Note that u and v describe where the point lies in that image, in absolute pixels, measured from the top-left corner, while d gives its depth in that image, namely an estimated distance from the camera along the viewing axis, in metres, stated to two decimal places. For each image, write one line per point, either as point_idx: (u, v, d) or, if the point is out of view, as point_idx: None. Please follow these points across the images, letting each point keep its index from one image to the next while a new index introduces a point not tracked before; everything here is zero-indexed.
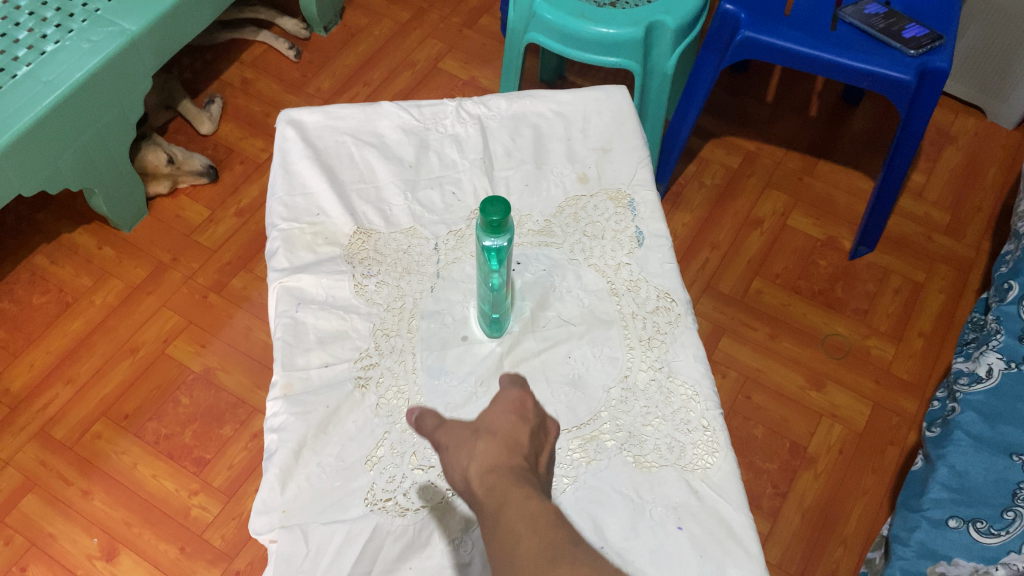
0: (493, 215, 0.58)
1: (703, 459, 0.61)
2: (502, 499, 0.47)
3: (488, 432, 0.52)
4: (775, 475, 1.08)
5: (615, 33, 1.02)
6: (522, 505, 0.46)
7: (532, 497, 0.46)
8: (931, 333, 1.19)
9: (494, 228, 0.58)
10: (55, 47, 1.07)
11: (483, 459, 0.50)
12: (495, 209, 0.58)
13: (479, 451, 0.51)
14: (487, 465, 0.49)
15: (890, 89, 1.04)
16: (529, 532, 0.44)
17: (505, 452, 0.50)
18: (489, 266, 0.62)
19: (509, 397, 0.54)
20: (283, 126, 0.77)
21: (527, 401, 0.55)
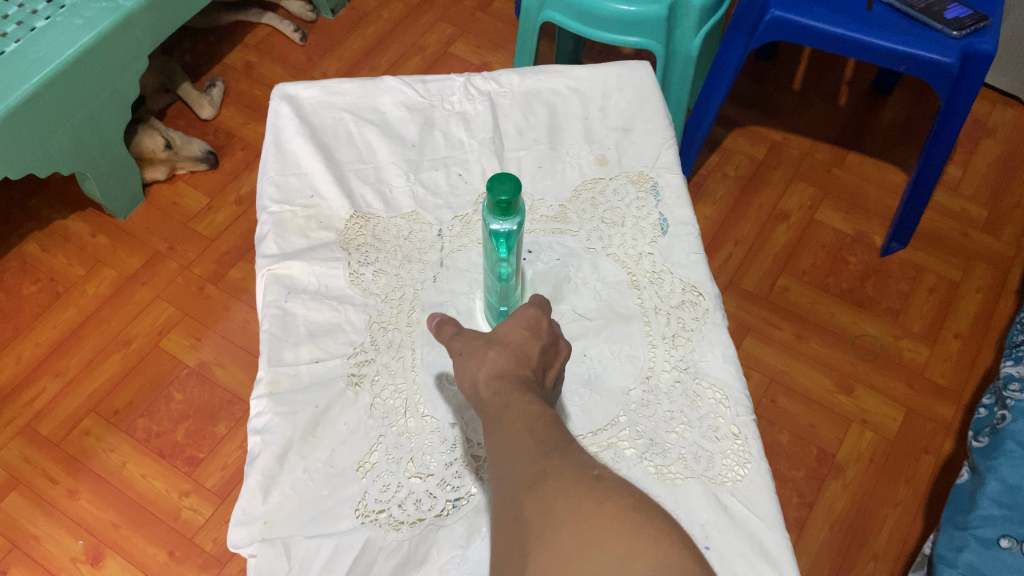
0: (497, 193, 0.52)
1: (734, 471, 0.55)
2: (504, 404, 0.47)
3: (500, 342, 0.51)
4: (801, 484, 1.01)
5: (636, 11, 0.96)
6: (521, 408, 0.46)
7: (533, 403, 0.47)
8: (967, 335, 1.12)
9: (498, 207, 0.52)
10: (46, 23, 1.02)
11: (491, 367, 0.50)
12: (504, 187, 0.52)
13: (489, 359, 0.51)
14: (494, 371, 0.49)
15: (929, 73, 0.98)
16: (526, 429, 0.45)
17: (514, 360, 0.50)
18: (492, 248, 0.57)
19: (525, 312, 0.53)
20: (276, 101, 0.71)
21: (545, 318, 0.53)
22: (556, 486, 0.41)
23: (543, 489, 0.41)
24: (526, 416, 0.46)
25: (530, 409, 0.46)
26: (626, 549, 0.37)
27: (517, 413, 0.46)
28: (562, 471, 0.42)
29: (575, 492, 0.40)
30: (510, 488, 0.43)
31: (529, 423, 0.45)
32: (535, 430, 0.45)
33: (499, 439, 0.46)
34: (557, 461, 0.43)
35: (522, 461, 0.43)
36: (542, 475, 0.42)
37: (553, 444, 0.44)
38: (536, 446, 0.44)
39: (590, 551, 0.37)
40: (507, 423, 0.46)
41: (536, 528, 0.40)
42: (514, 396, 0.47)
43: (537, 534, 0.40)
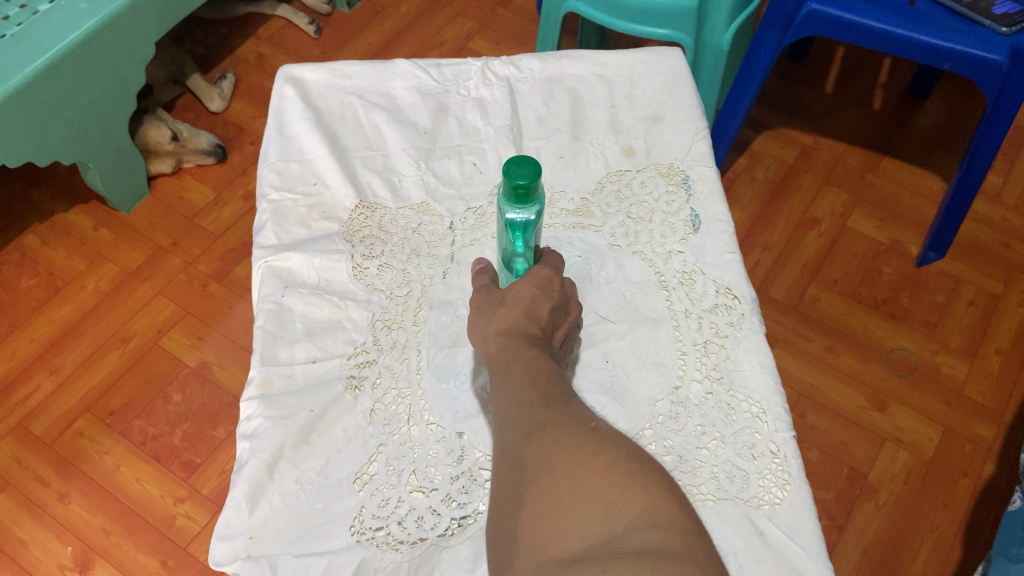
0: (513, 181, 0.47)
1: (772, 493, 0.49)
2: (509, 359, 0.48)
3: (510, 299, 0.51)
4: (830, 505, 0.95)
5: (665, 2, 0.90)
6: (526, 363, 0.47)
7: (538, 358, 0.47)
8: (1009, 351, 1.06)
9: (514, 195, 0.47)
10: (49, 7, 0.98)
11: (501, 323, 0.50)
12: (523, 171, 0.47)
13: (499, 316, 0.50)
14: (504, 327, 0.49)
15: (976, 71, 0.92)
16: (527, 381, 0.46)
17: (524, 317, 0.50)
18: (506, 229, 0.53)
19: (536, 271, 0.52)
20: (280, 83, 0.67)
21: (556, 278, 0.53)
22: (553, 434, 0.42)
23: (542, 437, 0.42)
24: (530, 369, 0.47)
25: (535, 364, 0.47)
26: (616, 495, 0.38)
27: (522, 368, 0.47)
28: (561, 422, 0.43)
29: (571, 440, 0.41)
30: (510, 438, 0.44)
31: (531, 375, 0.46)
32: (537, 384, 0.46)
33: (501, 391, 0.47)
34: (556, 412, 0.44)
35: (522, 411, 0.44)
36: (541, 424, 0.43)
37: (554, 397, 0.45)
38: (537, 397, 0.45)
39: (582, 495, 0.38)
40: (510, 376, 0.47)
41: (532, 469, 0.41)
42: (518, 351, 0.48)
43: (534, 478, 0.41)
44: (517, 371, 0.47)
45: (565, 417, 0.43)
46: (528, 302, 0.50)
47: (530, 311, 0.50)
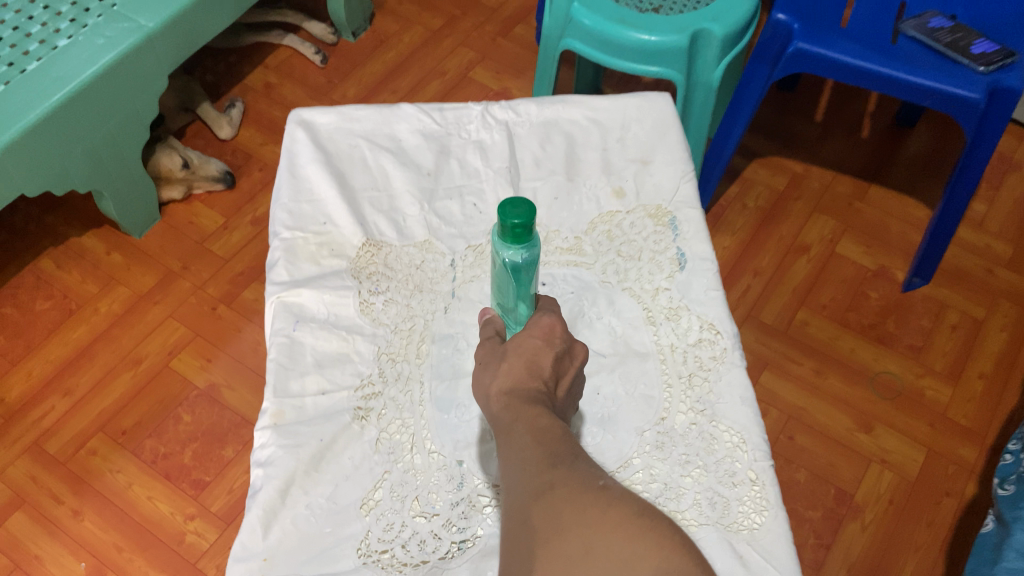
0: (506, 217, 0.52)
1: (750, 518, 0.53)
2: (512, 419, 0.49)
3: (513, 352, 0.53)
4: (818, 525, 0.99)
5: (657, 41, 0.95)
6: (529, 421, 0.48)
7: (540, 416, 0.48)
8: (992, 375, 1.10)
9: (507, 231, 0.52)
10: (68, 42, 1.02)
11: (504, 381, 0.51)
12: (518, 211, 0.52)
13: (502, 372, 0.52)
14: (506, 386, 0.51)
15: (955, 108, 0.96)
16: (532, 439, 0.47)
17: (526, 374, 0.51)
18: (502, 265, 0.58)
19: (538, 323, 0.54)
20: (291, 126, 0.70)
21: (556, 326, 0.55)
22: (562, 494, 0.42)
23: (552, 496, 0.43)
24: (535, 429, 0.47)
25: (538, 422, 0.48)
26: (628, 554, 0.39)
27: (526, 427, 0.48)
28: (570, 482, 0.43)
29: (581, 498, 0.42)
30: (517, 498, 0.44)
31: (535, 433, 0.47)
32: (542, 442, 0.46)
33: (507, 449, 0.47)
34: (564, 471, 0.44)
35: (530, 470, 0.45)
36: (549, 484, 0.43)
37: (562, 456, 0.45)
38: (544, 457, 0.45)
39: (595, 560, 0.39)
40: (515, 438, 0.47)
41: (542, 527, 0.42)
42: (521, 412, 0.49)
43: (545, 541, 0.41)
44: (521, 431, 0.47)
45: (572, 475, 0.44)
46: (528, 355, 0.52)
47: (532, 367, 0.52)
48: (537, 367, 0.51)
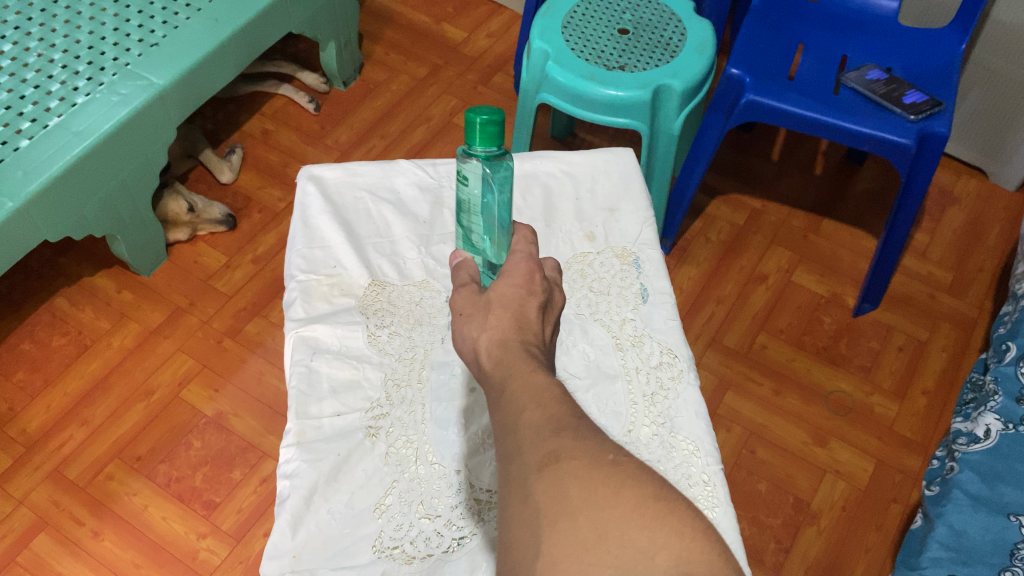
0: (470, 116, 0.59)
1: (704, 514, 0.62)
2: (509, 376, 0.51)
3: (499, 305, 0.55)
4: (779, 530, 1.08)
5: (624, 96, 1.07)
6: (527, 377, 0.50)
7: (537, 374, 0.50)
8: (934, 392, 1.21)
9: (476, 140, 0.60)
10: (85, 99, 1.11)
11: (494, 333, 0.54)
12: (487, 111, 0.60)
13: (489, 324, 0.55)
14: (495, 338, 0.53)
15: (890, 152, 1.07)
16: (533, 403, 0.48)
17: (515, 328, 0.54)
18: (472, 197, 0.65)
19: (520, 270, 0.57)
20: (304, 181, 0.81)
21: (538, 273, 0.58)
22: (571, 470, 0.43)
23: (557, 469, 0.44)
24: (531, 390, 0.49)
25: (531, 380, 0.50)
26: (645, 542, 0.40)
27: (522, 385, 0.50)
28: (580, 451, 0.44)
29: (591, 476, 0.43)
30: (523, 466, 0.45)
31: (538, 398, 0.48)
32: (544, 406, 0.48)
33: (502, 413, 0.49)
34: (568, 439, 0.45)
35: (532, 442, 0.46)
36: (556, 456, 0.44)
37: (564, 422, 0.46)
38: (546, 424, 0.47)
39: (608, 540, 0.40)
40: (512, 402, 0.49)
41: (550, 511, 0.42)
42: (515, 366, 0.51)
43: (551, 520, 0.42)
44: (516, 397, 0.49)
45: (578, 447, 0.44)
46: (516, 306, 0.55)
47: (520, 320, 0.54)
48: (525, 318, 0.54)
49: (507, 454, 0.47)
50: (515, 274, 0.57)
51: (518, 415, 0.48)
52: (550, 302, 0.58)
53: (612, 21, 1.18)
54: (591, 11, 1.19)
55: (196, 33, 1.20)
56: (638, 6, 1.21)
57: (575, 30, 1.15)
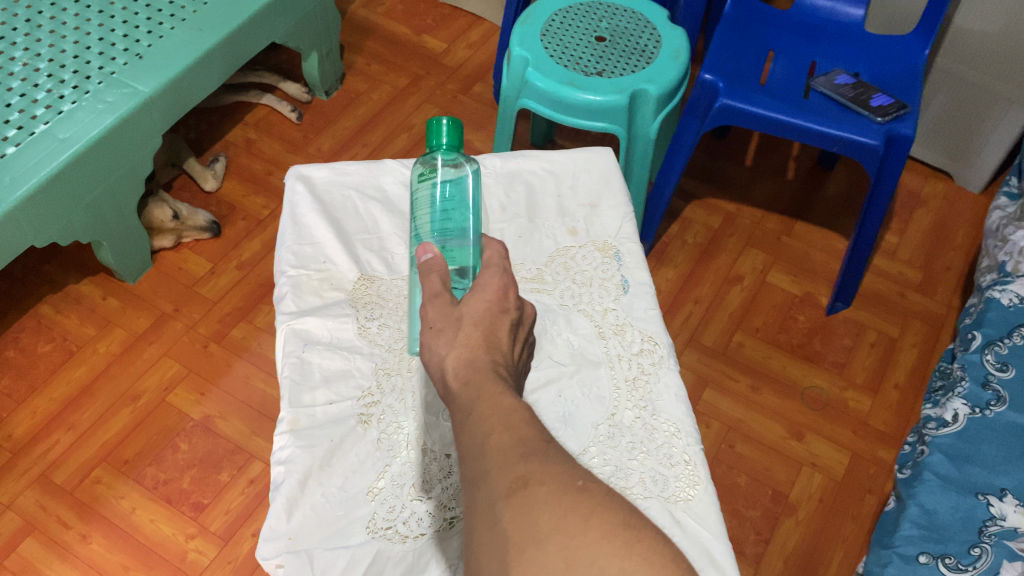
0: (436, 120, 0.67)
1: (685, 491, 0.65)
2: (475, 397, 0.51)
3: (471, 321, 0.56)
4: (758, 522, 1.11)
5: (602, 100, 1.10)
6: (493, 402, 0.51)
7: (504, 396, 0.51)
8: (905, 386, 1.24)
9: (443, 138, 0.67)
10: (72, 107, 1.12)
11: (463, 351, 0.55)
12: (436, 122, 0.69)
13: (460, 341, 0.56)
14: (464, 358, 0.54)
15: (859, 153, 1.11)
16: (501, 426, 0.49)
17: (484, 346, 0.55)
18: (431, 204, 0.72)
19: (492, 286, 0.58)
20: (293, 181, 0.83)
21: (511, 289, 0.59)
22: (539, 497, 0.44)
23: (526, 497, 0.44)
24: (499, 411, 0.50)
25: (502, 402, 0.50)
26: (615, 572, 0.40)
27: (490, 408, 0.50)
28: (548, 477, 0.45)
29: (559, 504, 0.43)
30: (490, 492, 0.45)
31: (507, 421, 0.49)
32: (511, 428, 0.48)
33: (469, 435, 0.49)
34: (537, 464, 0.46)
35: (498, 469, 0.46)
36: (525, 482, 0.45)
37: (532, 446, 0.47)
38: (515, 448, 0.47)
39: (578, 570, 0.41)
40: (479, 425, 0.49)
41: (519, 539, 0.43)
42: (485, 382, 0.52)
43: (520, 550, 0.42)
44: (489, 410, 0.50)
45: (548, 472, 0.45)
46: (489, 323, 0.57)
47: (490, 338, 0.56)
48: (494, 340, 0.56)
49: (475, 479, 0.47)
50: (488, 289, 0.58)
51: (485, 439, 0.48)
52: (522, 318, 0.60)
53: (589, 29, 1.21)
54: (569, 20, 1.22)
55: (181, 43, 1.22)
56: (615, 14, 1.24)
57: (553, 38, 1.18)
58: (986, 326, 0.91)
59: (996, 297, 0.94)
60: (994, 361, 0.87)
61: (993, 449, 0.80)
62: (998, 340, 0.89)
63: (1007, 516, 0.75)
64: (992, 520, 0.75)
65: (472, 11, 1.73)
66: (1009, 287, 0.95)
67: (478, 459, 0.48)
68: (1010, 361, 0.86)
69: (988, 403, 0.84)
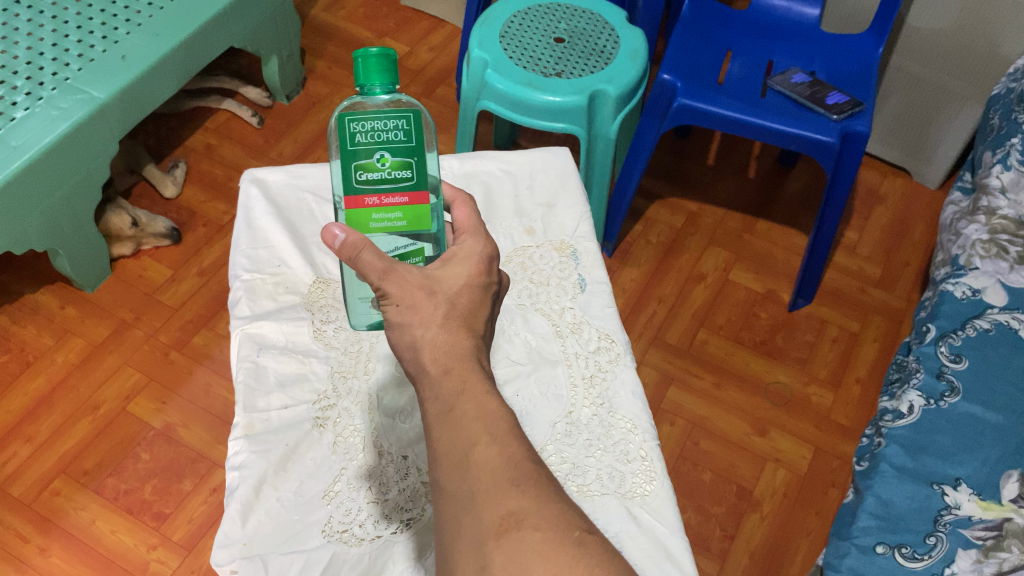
0: (356, 54, 0.58)
1: (642, 487, 0.65)
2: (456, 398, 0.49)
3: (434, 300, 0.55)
4: (723, 518, 1.11)
5: (561, 101, 1.10)
6: (481, 400, 0.49)
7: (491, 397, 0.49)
8: (867, 380, 1.26)
9: (370, 78, 0.58)
10: (24, 113, 1.10)
11: None
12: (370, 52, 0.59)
13: None
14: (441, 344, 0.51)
15: (816, 150, 1.12)
16: (486, 436, 0.47)
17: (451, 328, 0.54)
18: (391, 143, 0.59)
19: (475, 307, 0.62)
20: (247, 184, 0.83)
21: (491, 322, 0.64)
22: (533, 545, 0.43)
23: (517, 540, 0.43)
24: (485, 416, 0.48)
25: (483, 403, 0.49)
26: None
27: (474, 408, 0.49)
28: (549, 522, 0.44)
29: (556, 558, 0.42)
30: (477, 524, 0.44)
31: (491, 430, 0.47)
32: (499, 440, 0.47)
33: (449, 437, 0.48)
34: (529, 497, 0.45)
35: (488, 497, 0.45)
36: (518, 521, 0.44)
37: (523, 473, 0.46)
38: (506, 471, 0.46)
39: None
40: (463, 428, 0.48)
41: None
42: (460, 370, 0.51)
43: None
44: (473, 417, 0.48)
45: (543, 517, 0.44)
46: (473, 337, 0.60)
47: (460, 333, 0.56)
48: None
49: (461, 500, 0.46)
50: (470, 265, 0.55)
51: (469, 449, 0.47)
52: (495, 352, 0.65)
53: (548, 31, 1.22)
54: (528, 22, 1.22)
55: (136, 49, 1.21)
56: (574, 15, 1.25)
57: (512, 40, 1.18)
58: (940, 319, 0.93)
59: (950, 290, 0.96)
60: (948, 353, 0.88)
61: (948, 439, 0.81)
62: (952, 333, 0.90)
63: (961, 505, 0.76)
64: (947, 509, 0.76)
65: (434, 14, 1.73)
66: (962, 279, 0.96)
67: (462, 477, 0.46)
68: (962, 353, 0.87)
69: (942, 394, 0.85)
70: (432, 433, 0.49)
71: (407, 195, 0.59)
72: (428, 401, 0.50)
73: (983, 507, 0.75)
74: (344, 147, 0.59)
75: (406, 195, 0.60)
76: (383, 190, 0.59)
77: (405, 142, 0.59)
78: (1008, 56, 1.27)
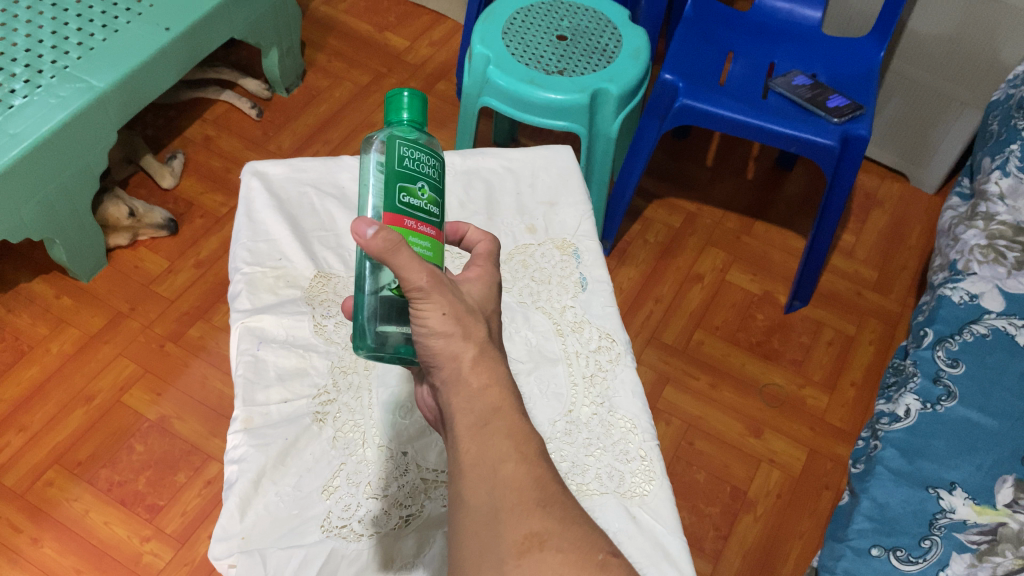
0: (398, 89, 0.61)
1: (641, 486, 0.66)
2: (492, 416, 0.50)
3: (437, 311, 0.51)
4: (716, 519, 1.12)
5: (563, 99, 1.10)
6: (512, 420, 0.50)
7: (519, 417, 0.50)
8: (861, 383, 1.26)
9: (404, 112, 0.61)
10: (23, 101, 1.09)
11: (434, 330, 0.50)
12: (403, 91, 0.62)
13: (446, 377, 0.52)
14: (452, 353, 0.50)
15: (816, 152, 1.12)
16: (516, 455, 0.48)
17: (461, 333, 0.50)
18: (428, 177, 0.59)
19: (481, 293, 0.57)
20: (248, 177, 0.83)
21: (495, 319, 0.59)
22: (555, 566, 0.44)
23: (540, 560, 0.44)
24: (516, 435, 0.49)
25: (517, 423, 0.50)
26: None
27: (507, 427, 0.50)
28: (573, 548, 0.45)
29: None
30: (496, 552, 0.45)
31: (521, 450, 0.49)
32: (528, 460, 0.48)
33: (478, 449, 0.49)
34: (552, 518, 0.46)
35: (512, 517, 0.46)
36: (540, 542, 0.45)
37: (551, 494, 0.47)
38: (534, 492, 0.47)
39: None
40: (494, 443, 0.49)
41: None
42: (500, 389, 0.51)
43: None
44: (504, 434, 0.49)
45: (566, 539, 0.45)
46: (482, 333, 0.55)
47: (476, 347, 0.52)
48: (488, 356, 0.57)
49: (484, 517, 0.47)
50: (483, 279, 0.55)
51: (498, 465, 0.48)
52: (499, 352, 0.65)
53: (550, 28, 1.22)
54: (530, 18, 1.22)
55: (136, 39, 1.20)
56: (576, 14, 1.25)
57: (515, 36, 1.18)
58: (937, 323, 0.93)
59: (948, 294, 0.96)
60: (945, 358, 0.88)
61: (943, 443, 0.81)
62: (949, 337, 0.90)
63: (956, 509, 0.76)
64: (942, 512, 0.76)
65: (435, 9, 1.72)
66: (960, 284, 0.97)
67: (488, 492, 0.47)
68: (959, 358, 0.88)
69: (939, 398, 0.85)
70: (461, 444, 0.50)
71: (435, 230, 0.58)
72: (459, 413, 0.50)
73: (977, 511, 0.76)
74: (390, 167, 0.57)
75: (433, 229, 0.58)
76: (420, 217, 0.57)
77: (435, 183, 0.60)
78: (1007, 62, 1.27)
